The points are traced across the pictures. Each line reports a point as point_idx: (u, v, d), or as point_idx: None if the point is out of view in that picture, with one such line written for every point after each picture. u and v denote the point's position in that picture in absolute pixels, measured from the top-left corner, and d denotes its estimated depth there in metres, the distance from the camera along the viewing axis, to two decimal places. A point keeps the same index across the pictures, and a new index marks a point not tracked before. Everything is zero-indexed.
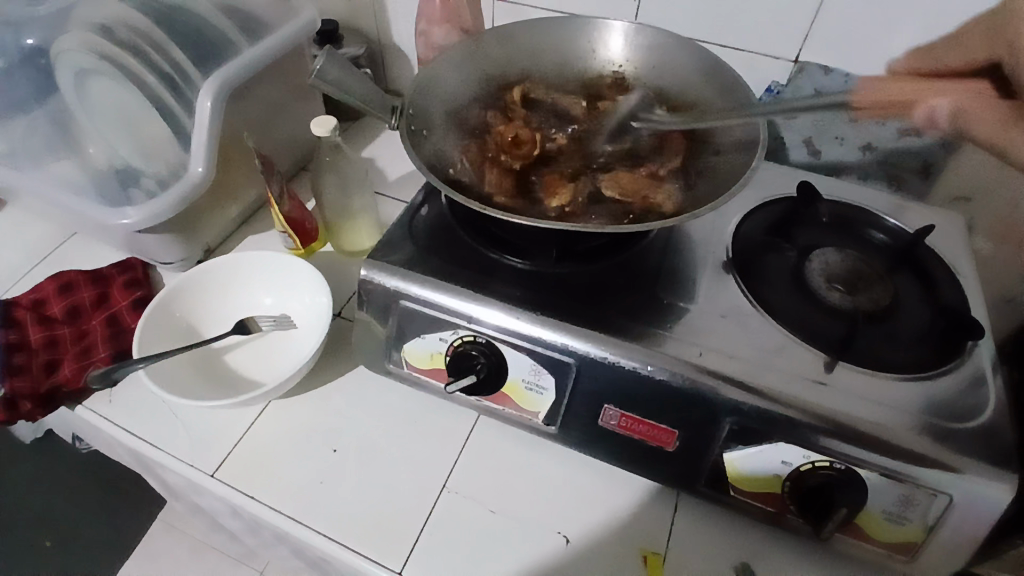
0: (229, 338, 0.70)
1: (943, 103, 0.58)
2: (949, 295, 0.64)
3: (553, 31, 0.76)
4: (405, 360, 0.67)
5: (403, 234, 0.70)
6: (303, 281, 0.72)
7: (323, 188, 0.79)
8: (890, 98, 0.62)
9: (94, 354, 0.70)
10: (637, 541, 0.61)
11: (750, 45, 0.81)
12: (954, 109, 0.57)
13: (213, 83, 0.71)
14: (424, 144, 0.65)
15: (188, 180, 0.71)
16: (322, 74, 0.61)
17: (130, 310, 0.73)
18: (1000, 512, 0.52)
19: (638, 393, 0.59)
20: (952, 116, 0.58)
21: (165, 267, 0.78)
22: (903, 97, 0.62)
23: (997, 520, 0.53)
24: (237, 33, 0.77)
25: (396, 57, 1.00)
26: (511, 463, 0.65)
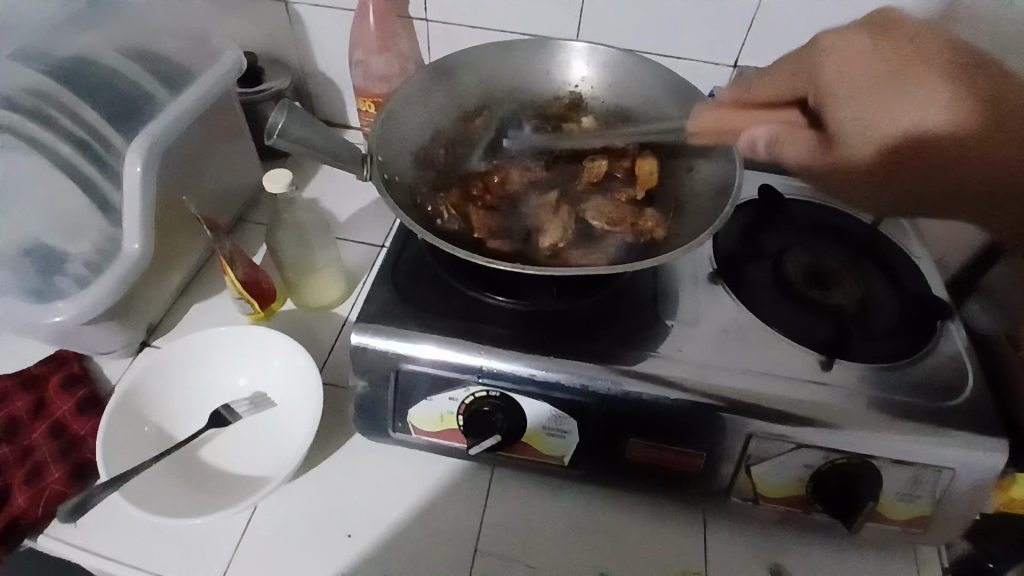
0: (206, 433, 0.62)
1: (765, 131, 0.57)
2: (910, 281, 0.70)
3: (505, 57, 0.73)
4: (411, 426, 0.63)
5: (386, 289, 0.66)
6: (278, 356, 0.66)
7: (279, 243, 0.73)
8: (718, 124, 0.61)
9: (46, 474, 0.60)
10: (676, 565, 0.62)
11: (692, 54, 0.83)
12: (783, 136, 0.57)
13: (139, 146, 0.63)
14: (401, 193, 0.61)
15: (124, 258, 0.61)
16: (286, 134, 0.56)
17: (75, 414, 0.64)
18: (996, 474, 0.57)
19: (661, 422, 0.59)
20: (772, 143, 0.57)
21: (106, 356, 0.69)
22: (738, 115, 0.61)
23: (994, 481, 0.58)
24: (155, 83, 0.68)
25: (325, 88, 0.94)
26: (536, 511, 0.64)
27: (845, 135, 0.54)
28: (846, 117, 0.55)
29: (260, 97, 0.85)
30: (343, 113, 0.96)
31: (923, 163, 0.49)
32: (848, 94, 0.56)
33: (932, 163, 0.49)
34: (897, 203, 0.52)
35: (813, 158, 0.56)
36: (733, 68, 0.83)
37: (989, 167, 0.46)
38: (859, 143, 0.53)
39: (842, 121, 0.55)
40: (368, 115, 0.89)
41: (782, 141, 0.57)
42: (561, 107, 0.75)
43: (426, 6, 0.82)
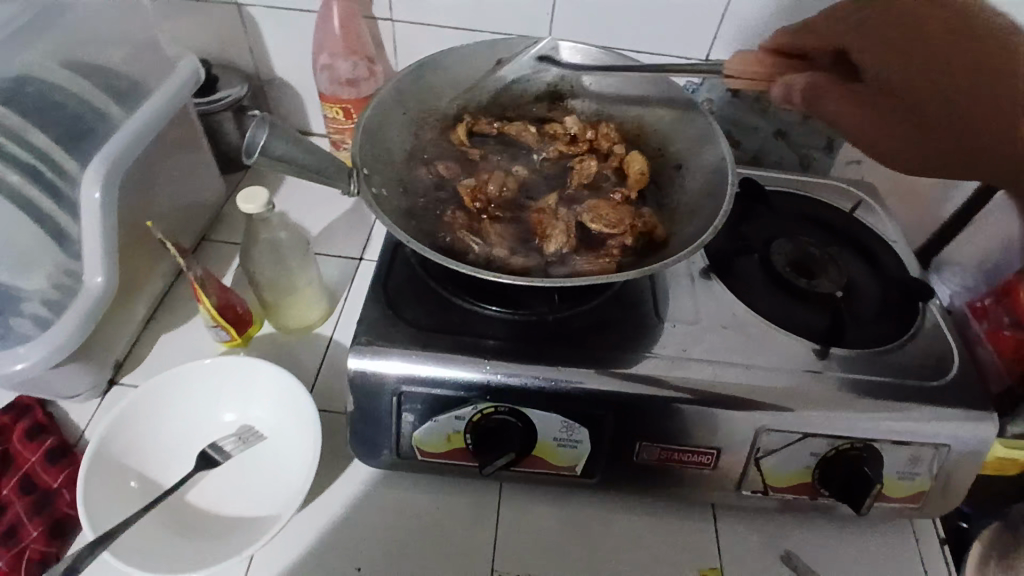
0: (195, 476, 0.58)
1: (801, 80, 0.61)
2: (889, 264, 0.72)
3: (482, 60, 0.72)
4: (416, 449, 0.60)
5: (378, 307, 0.63)
6: (264, 386, 0.62)
7: (253, 265, 0.68)
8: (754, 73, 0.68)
9: (23, 533, 0.55)
10: (692, 562, 0.62)
11: (664, 48, 0.82)
12: (810, 87, 0.59)
13: (99, 170, 0.59)
14: (389, 206, 0.59)
15: (88, 293, 0.57)
16: (268, 151, 0.53)
17: (45, 466, 0.58)
18: (988, 445, 0.59)
19: (671, 423, 0.59)
20: (806, 92, 0.60)
21: (71, 399, 0.64)
22: (790, 64, 0.66)
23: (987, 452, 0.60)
24: (106, 100, 0.64)
25: (285, 93, 0.89)
26: (550, 522, 0.63)
27: (862, 71, 0.56)
28: (869, 64, 0.55)
29: (215, 107, 0.79)
30: (304, 119, 0.91)
31: (886, 102, 0.54)
32: (845, 33, 0.57)
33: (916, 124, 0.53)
34: (941, 161, 0.53)
35: (833, 99, 0.57)
36: (705, 61, 0.83)
37: (942, 80, 0.50)
38: (875, 82, 0.55)
39: (856, 56, 0.56)
40: (337, 121, 0.83)
41: (807, 95, 0.60)
42: (540, 108, 0.74)
43: (390, 6, 0.79)
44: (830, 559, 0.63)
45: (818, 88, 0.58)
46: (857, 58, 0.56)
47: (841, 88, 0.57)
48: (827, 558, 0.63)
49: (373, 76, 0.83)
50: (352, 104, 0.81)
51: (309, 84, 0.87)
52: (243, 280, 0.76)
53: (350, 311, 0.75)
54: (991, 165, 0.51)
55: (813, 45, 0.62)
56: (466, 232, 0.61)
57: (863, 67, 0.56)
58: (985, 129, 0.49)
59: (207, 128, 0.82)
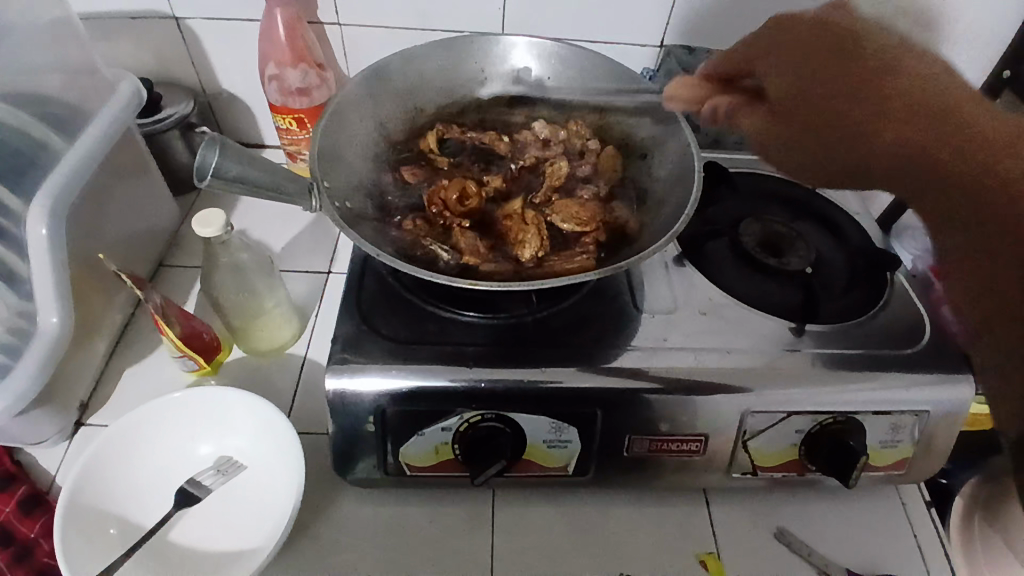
0: (175, 514, 0.56)
1: (727, 100, 0.52)
2: (855, 236, 0.73)
3: (438, 61, 0.71)
4: (405, 465, 0.59)
5: (352, 322, 0.61)
6: (240, 413, 0.60)
7: (217, 290, 0.65)
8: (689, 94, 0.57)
9: None
10: (690, 548, 0.62)
11: (618, 37, 0.82)
12: (732, 110, 0.51)
13: (43, 205, 0.57)
14: (356, 220, 0.58)
15: (43, 334, 0.55)
16: (220, 171, 0.50)
17: (20, 516, 0.55)
18: (965, 406, 0.61)
19: (659, 414, 0.59)
20: (727, 112, 0.52)
21: (37, 446, 0.60)
22: (716, 87, 0.55)
23: (965, 412, 0.61)
24: (45, 129, 0.61)
25: (233, 107, 0.85)
26: (545, 523, 0.63)
27: (771, 92, 0.46)
28: (769, 76, 0.46)
29: (160, 126, 0.75)
30: (256, 132, 0.88)
31: (821, 117, 0.43)
32: (770, 53, 0.47)
33: (857, 173, 0.41)
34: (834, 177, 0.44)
35: (750, 114, 0.49)
36: (659, 47, 0.83)
37: (867, 114, 0.39)
38: (778, 94, 0.45)
39: (765, 75, 0.47)
40: (290, 132, 0.80)
41: (733, 117, 0.51)
42: (501, 106, 0.73)
43: (337, 10, 0.76)
44: (822, 531, 0.65)
45: (738, 109, 0.50)
46: (761, 74, 0.47)
47: (755, 107, 0.49)
48: (818, 530, 0.65)
49: (325, 83, 0.80)
50: (306, 113, 0.78)
51: (258, 96, 0.84)
52: (206, 305, 0.73)
53: (323, 327, 0.73)
54: (913, 196, 0.37)
55: (730, 69, 0.52)
56: (443, 242, 0.60)
57: (764, 83, 0.47)
58: (878, 154, 0.39)
59: (154, 149, 0.78)
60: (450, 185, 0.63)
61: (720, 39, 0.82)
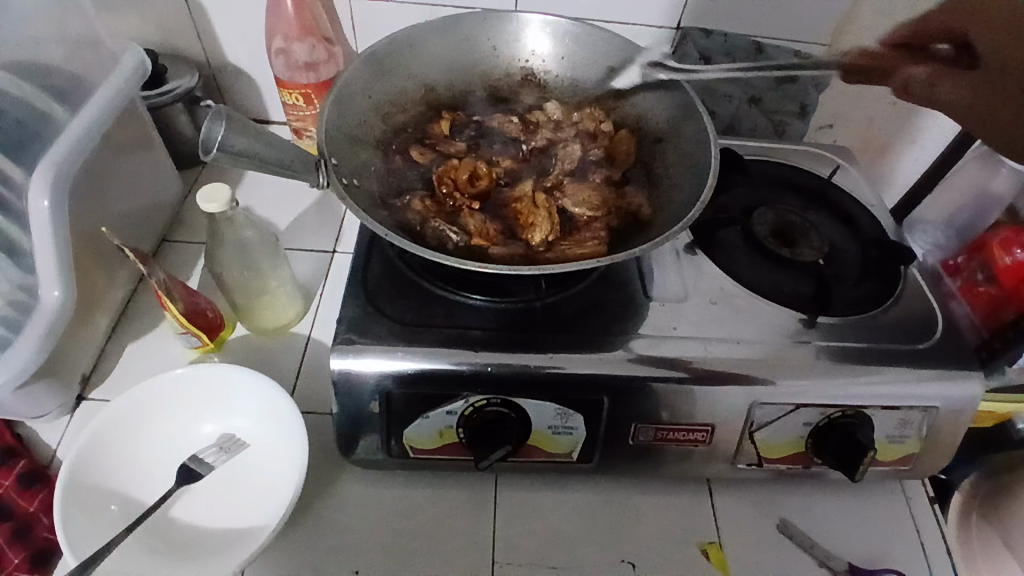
0: (177, 491, 0.55)
1: (921, 70, 0.57)
2: (869, 227, 0.72)
3: (449, 37, 0.69)
4: (408, 448, 0.59)
5: (357, 303, 0.60)
6: (243, 392, 0.60)
7: (221, 268, 0.64)
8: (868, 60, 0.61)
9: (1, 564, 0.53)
10: (693, 537, 0.62)
11: (633, 18, 0.81)
12: (935, 75, 0.56)
13: (45, 176, 0.56)
14: (364, 198, 0.56)
15: (44, 309, 0.54)
16: (226, 146, 0.49)
17: (18, 490, 0.56)
18: (975, 403, 0.60)
19: (667, 403, 0.58)
20: (924, 82, 0.56)
21: (38, 421, 0.60)
22: (901, 55, 0.59)
23: (974, 409, 0.61)
24: (47, 100, 0.60)
25: (239, 81, 0.84)
26: (547, 509, 0.62)
27: (982, 62, 0.52)
28: (989, 47, 0.52)
29: (165, 99, 0.74)
30: (262, 107, 0.87)
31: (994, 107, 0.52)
32: (976, 20, 0.53)
33: None
34: None
35: (951, 84, 0.54)
36: (675, 30, 0.81)
37: None
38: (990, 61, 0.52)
39: (977, 43, 0.53)
40: (297, 107, 0.78)
41: (931, 83, 0.56)
42: (512, 85, 0.72)
43: None
44: (825, 524, 0.64)
45: (933, 78, 0.56)
46: (974, 41, 0.53)
47: (951, 76, 0.55)
48: (821, 523, 0.64)
49: (333, 58, 0.79)
50: (313, 88, 0.76)
51: (264, 70, 0.82)
52: (210, 282, 0.72)
53: (327, 307, 0.72)
54: None
55: (931, 32, 0.57)
56: (451, 223, 0.59)
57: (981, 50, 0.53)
58: None
59: (158, 122, 0.77)
60: (460, 165, 0.62)
61: (737, 23, 0.81)
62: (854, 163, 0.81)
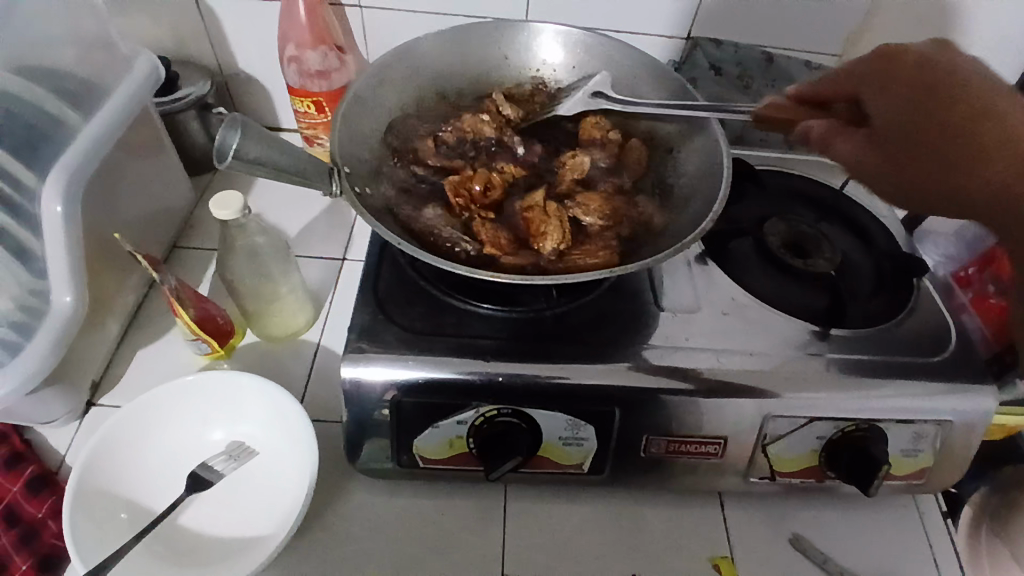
0: (185, 499, 0.55)
1: (820, 123, 0.53)
2: (881, 239, 0.72)
3: (460, 47, 0.69)
4: (418, 457, 0.58)
5: (369, 312, 0.60)
6: (252, 400, 0.59)
7: (232, 274, 0.64)
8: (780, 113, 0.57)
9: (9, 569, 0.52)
10: (704, 551, 0.61)
11: (645, 28, 0.81)
12: (828, 131, 0.52)
13: (59, 182, 0.55)
14: (375, 206, 0.56)
15: (55, 315, 0.54)
16: (240, 153, 0.49)
17: (28, 496, 0.55)
18: (990, 417, 0.59)
19: (679, 414, 0.57)
20: (823, 134, 0.53)
21: (48, 426, 0.60)
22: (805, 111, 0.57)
23: (988, 423, 0.60)
24: (61, 105, 0.59)
25: (251, 88, 0.84)
26: (557, 520, 0.62)
27: (879, 122, 0.49)
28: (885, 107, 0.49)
29: (178, 105, 0.75)
30: (273, 114, 0.87)
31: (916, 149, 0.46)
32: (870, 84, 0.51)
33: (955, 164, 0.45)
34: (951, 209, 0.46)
35: (848, 138, 0.51)
36: (687, 40, 0.81)
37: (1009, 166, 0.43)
38: (879, 120, 0.49)
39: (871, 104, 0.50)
40: (309, 115, 0.78)
41: (824, 139, 0.52)
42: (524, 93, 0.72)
43: None
44: (837, 538, 0.64)
45: (831, 133, 0.52)
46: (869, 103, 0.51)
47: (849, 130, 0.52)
48: (833, 537, 0.64)
49: (344, 67, 0.78)
50: (325, 97, 0.76)
51: (276, 77, 0.83)
52: (219, 288, 0.72)
53: (337, 315, 0.72)
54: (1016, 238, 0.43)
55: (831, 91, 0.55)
56: (464, 232, 0.59)
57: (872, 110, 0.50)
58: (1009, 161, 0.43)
59: (170, 128, 0.77)
60: (472, 175, 0.62)
61: (749, 34, 0.81)
62: None
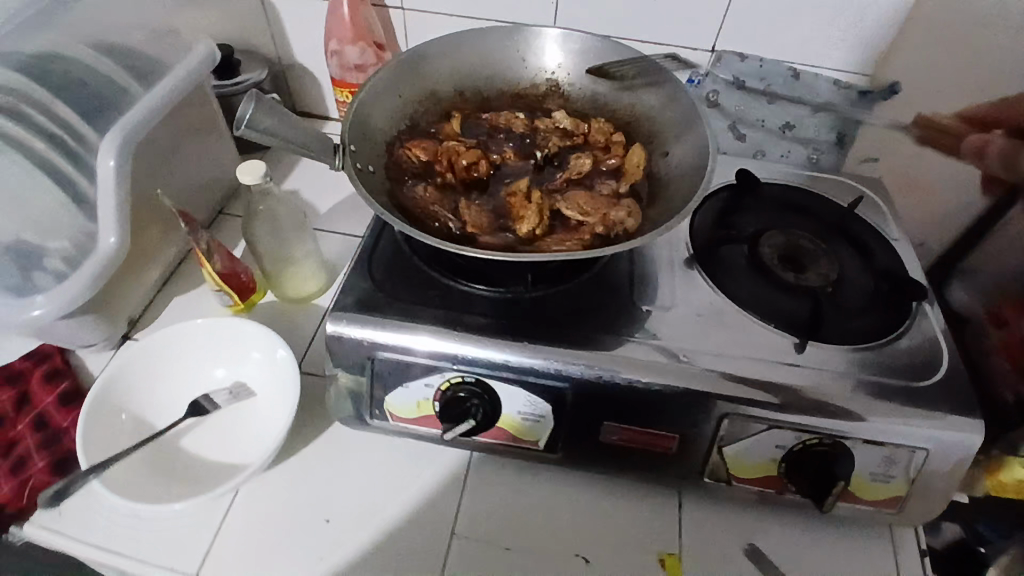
0: (186, 423, 0.63)
1: None
2: (884, 261, 0.71)
3: (481, 44, 0.73)
4: (388, 413, 0.63)
5: (363, 279, 0.66)
6: (255, 345, 0.67)
7: (255, 237, 0.72)
8: None
9: (30, 463, 0.62)
10: (653, 545, 0.62)
11: (670, 39, 0.83)
12: None
13: (113, 142, 0.63)
14: (374, 182, 0.61)
15: (100, 253, 0.62)
16: (252, 124, 0.55)
17: (58, 406, 0.65)
18: (972, 453, 0.58)
19: (635, 405, 0.59)
20: None
21: (88, 350, 0.69)
22: None
23: (971, 459, 0.59)
24: (126, 78, 0.68)
25: (304, 79, 0.93)
26: (516, 495, 0.65)
27: None
28: None
29: (238, 89, 0.84)
30: (321, 103, 0.96)
31: None
32: None
33: None
34: None
35: None
36: (711, 53, 0.83)
37: None
38: None
39: None
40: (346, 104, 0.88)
41: None
42: (538, 94, 0.75)
43: None
44: (795, 554, 0.63)
45: None
46: None
47: None
48: (791, 553, 0.63)
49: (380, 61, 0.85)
50: None
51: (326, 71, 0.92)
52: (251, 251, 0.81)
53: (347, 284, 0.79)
54: None
55: None
56: (453, 211, 0.63)
57: None
58: None
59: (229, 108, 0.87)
60: (468, 156, 0.66)
61: (773, 50, 0.82)
62: (884, 201, 0.79)
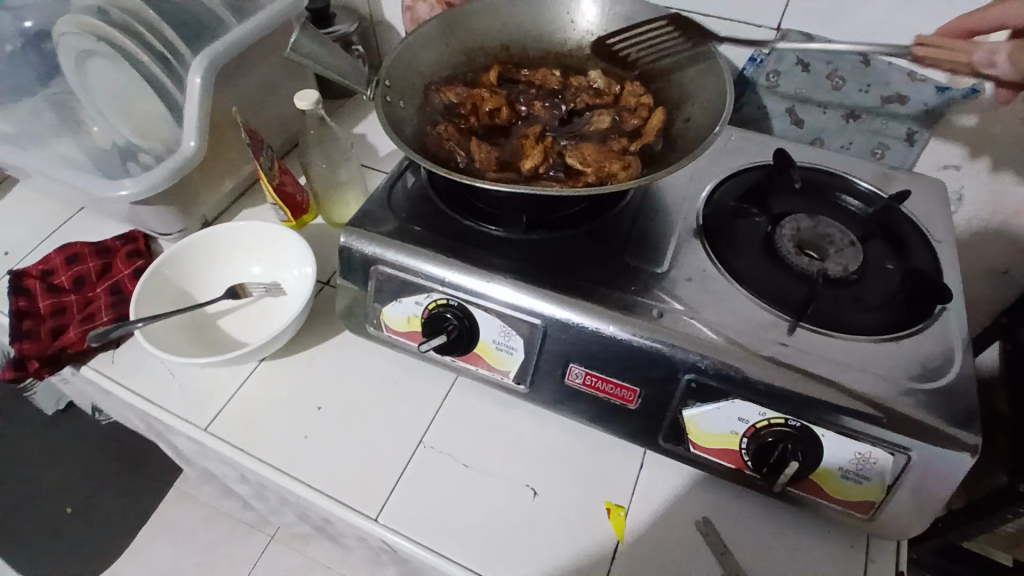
0: (224, 304, 0.75)
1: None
2: (918, 259, 0.65)
3: (532, 7, 0.77)
4: (384, 324, 0.69)
5: (382, 203, 0.72)
6: (291, 251, 0.77)
7: (310, 160, 0.81)
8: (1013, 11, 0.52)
9: (96, 317, 0.75)
10: (602, 494, 0.64)
11: (732, 15, 0.82)
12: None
13: (202, 62, 0.74)
14: (401, 115, 0.68)
15: (181, 154, 0.74)
16: (298, 48, 0.64)
17: (131, 277, 0.78)
18: (958, 474, 0.53)
19: (600, 352, 0.60)
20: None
21: (164, 239, 0.84)
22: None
23: (959, 481, 0.54)
24: (225, 13, 0.80)
25: (389, 35, 1.03)
26: (486, 424, 0.69)
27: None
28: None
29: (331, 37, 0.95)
30: None
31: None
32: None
33: None
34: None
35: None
36: (776, 30, 0.80)
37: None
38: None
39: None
40: None
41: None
42: (580, 57, 0.78)
43: None
44: (749, 536, 0.61)
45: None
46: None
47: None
48: (745, 534, 0.61)
49: None
50: None
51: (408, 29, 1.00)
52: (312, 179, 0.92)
53: None
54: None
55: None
56: (466, 149, 0.68)
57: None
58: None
59: None
60: (492, 102, 0.70)
61: (844, 31, 0.77)
62: (945, 202, 0.73)
